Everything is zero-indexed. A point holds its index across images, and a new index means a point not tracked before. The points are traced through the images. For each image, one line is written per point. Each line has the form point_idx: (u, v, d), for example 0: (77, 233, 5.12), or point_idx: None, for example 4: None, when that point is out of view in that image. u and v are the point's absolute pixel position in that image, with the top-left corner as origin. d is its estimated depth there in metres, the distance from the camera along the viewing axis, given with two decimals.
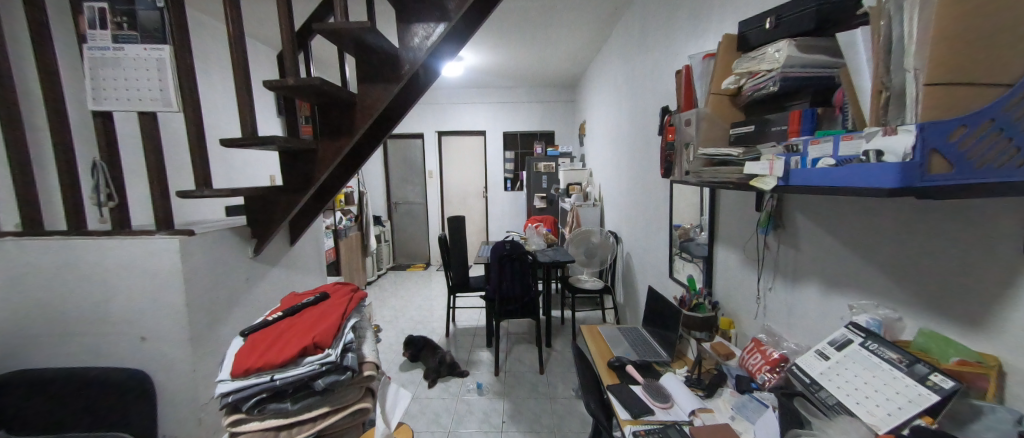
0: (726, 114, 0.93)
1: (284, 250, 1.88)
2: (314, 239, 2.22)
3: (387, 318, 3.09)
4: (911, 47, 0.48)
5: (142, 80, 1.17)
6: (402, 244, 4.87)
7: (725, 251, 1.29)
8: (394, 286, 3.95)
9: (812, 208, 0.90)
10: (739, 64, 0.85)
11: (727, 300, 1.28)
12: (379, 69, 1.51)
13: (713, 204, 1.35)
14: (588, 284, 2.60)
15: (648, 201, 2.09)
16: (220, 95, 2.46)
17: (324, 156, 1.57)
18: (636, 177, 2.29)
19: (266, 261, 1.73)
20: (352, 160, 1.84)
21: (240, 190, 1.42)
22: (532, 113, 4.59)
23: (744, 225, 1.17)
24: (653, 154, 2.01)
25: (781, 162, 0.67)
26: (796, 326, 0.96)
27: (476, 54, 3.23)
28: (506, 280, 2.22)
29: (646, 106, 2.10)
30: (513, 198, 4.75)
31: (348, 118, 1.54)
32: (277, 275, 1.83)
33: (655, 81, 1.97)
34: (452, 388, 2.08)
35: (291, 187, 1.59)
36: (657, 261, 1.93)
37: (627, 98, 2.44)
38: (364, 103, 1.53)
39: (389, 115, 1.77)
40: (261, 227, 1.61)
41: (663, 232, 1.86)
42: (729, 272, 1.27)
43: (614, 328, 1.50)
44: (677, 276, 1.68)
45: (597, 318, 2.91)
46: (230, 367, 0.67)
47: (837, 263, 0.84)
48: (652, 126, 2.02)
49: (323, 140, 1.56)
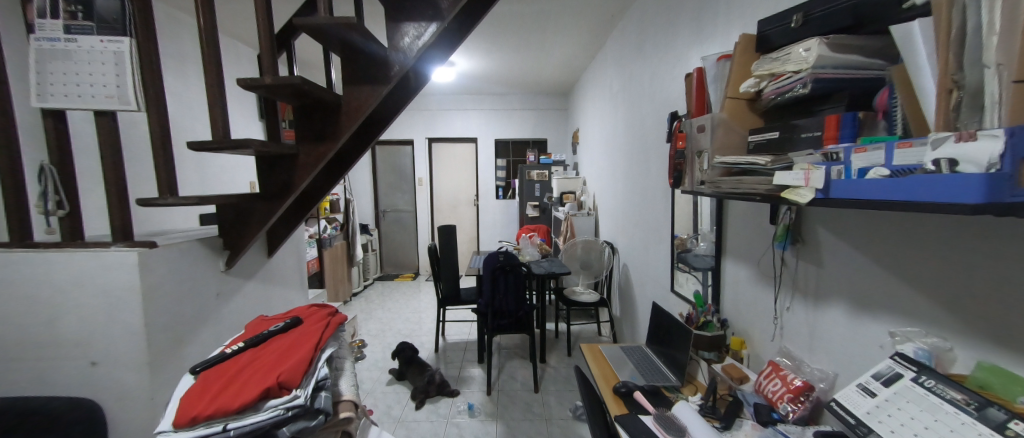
0: (744, 120, 0.86)
1: (261, 262, 1.75)
2: (295, 250, 2.09)
3: (373, 332, 2.95)
4: (992, 40, 0.41)
5: (97, 75, 1.05)
6: (390, 253, 4.73)
7: (734, 265, 1.22)
8: (381, 298, 3.79)
9: (837, 222, 0.83)
10: (760, 65, 0.79)
11: (737, 318, 1.21)
12: (367, 70, 1.42)
13: (720, 216, 1.28)
14: (584, 298, 2.51)
15: (646, 211, 2.02)
16: (197, 96, 2.32)
17: (305, 161, 1.46)
18: (633, 188, 2.22)
19: (239, 275, 1.60)
20: (335, 166, 1.72)
21: (210, 198, 1.30)
22: (524, 122, 4.53)
23: (757, 239, 1.09)
24: (650, 164, 1.95)
25: (820, 172, 0.59)
26: (820, 350, 0.89)
27: (468, 59, 3.16)
28: (499, 293, 2.11)
29: (643, 115, 2.05)
30: (505, 207, 4.64)
31: (333, 121, 1.44)
32: (252, 289, 1.69)
33: (653, 88, 1.92)
34: (442, 410, 1.95)
35: (268, 194, 1.47)
36: (658, 274, 1.85)
37: (623, 107, 2.39)
38: (350, 105, 1.43)
39: (377, 119, 1.66)
40: (236, 238, 1.50)
41: (663, 243, 1.79)
42: (738, 288, 1.20)
43: (616, 347, 1.41)
44: (680, 291, 1.60)
45: (592, 331, 2.82)
46: (172, 415, 0.55)
47: (869, 284, 0.76)
48: (650, 134, 1.96)
49: (305, 144, 1.46)
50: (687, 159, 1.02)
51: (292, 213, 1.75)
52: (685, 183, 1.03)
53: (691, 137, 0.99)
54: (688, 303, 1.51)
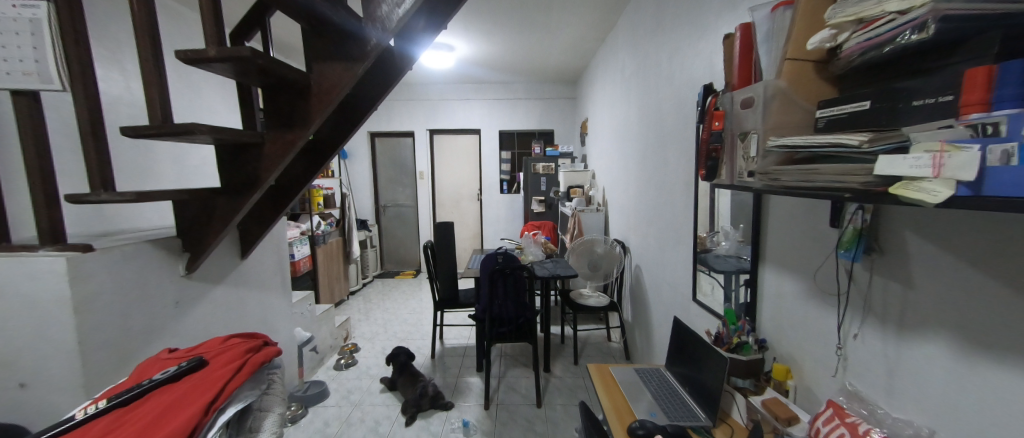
0: (810, 89, 0.64)
1: (233, 264, 1.59)
2: (277, 250, 1.92)
3: (368, 334, 2.79)
4: None
5: (12, 48, 0.89)
6: (391, 249, 4.57)
7: (776, 275, 1.01)
8: (379, 297, 3.64)
9: (941, 228, 0.61)
10: (836, 11, 0.57)
11: (779, 339, 0.99)
12: (340, 46, 1.22)
13: (758, 215, 1.06)
14: (592, 302, 2.32)
15: (662, 208, 1.80)
16: (176, 84, 2.15)
17: (272, 151, 1.27)
18: (648, 182, 1.99)
19: (203, 279, 1.44)
20: (313, 157, 1.53)
21: (158, 194, 1.12)
22: (530, 112, 4.29)
23: (811, 245, 0.87)
24: (668, 155, 1.72)
25: (972, 154, 0.38)
26: (906, 395, 0.67)
27: (467, 42, 2.94)
28: (498, 299, 1.92)
29: (660, 100, 1.82)
30: (510, 201, 4.43)
31: (302, 105, 1.25)
32: (221, 295, 1.53)
33: (672, 68, 1.68)
34: (434, 426, 1.77)
35: (230, 189, 1.30)
36: (677, 279, 1.64)
37: (637, 91, 2.16)
38: (321, 87, 1.24)
39: (359, 105, 1.46)
40: (199, 240, 1.34)
41: (683, 246, 1.57)
42: (781, 303, 0.99)
43: (629, 369, 1.22)
44: (704, 300, 1.39)
45: (601, 337, 2.62)
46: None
47: (996, 317, 0.54)
48: (667, 119, 1.73)
49: (272, 131, 1.27)
50: (730, 144, 0.78)
51: (266, 210, 1.57)
52: (729, 176, 0.79)
53: (736, 116, 0.75)
54: (716, 316, 1.29)
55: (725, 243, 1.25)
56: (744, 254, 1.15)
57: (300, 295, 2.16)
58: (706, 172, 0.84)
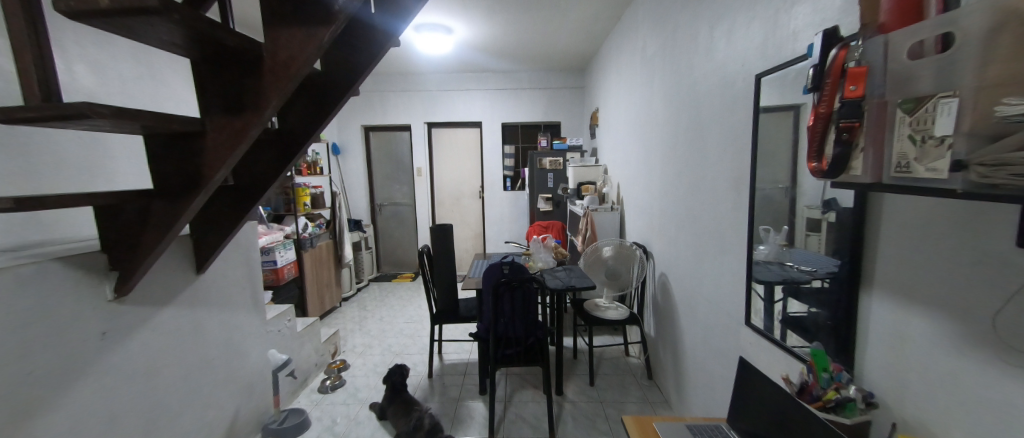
0: None
1: (186, 281, 1.33)
2: (249, 261, 1.66)
3: (360, 348, 2.53)
4: None
5: None
6: (388, 251, 4.32)
7: (897, 308, 0.73)
8: (375, 303, 3.38)
9: None
10: None
11: (905, 399, 0.71)
12: (298, 6, 0.94)
13: (859, 223, 0.78)
14: (609, 315, 2.04)
15: (697, 209, 1.52)
16: (133, 69, 1.87)
17: (215, 142, 1.00)
18: (678, 178, 1.71)
19: (143, 301, 1.18)
20: (279, 149, 1.24)
21: (60, 200, 0.84)
22: (535, 102, 4.00)
23: (977, 273, 0.59)
24: (708, 145, 1.43)
25: None
26: None
27: (467, 23, 2.65)
28: (503, 316, 1.65)
29: (696, 80, 1.51)
30: (514, 199, 4.14)
31: (253, 82, 0.98)
32: (170, 319, 1.27)
33: (713, 40, 1.39)
34: None
35: (168, 191, 1.02)
36: (720, 296, 1.36)
37: (663, 73, 1.86)
38: (277, 59, 0.96)
39: (331, 82, 1.18)
40: (128, 256, 1.06)
41: (731, 256, 1.28)
42: (907, 348, 0.71)
43: (679, 426, 0.96)
44: (760, 324, 1.14)
45: (618, 351, 2.35)
46: None
47: None
48: (706, 104, 1.44)
49: (216, 117, 0.99)
50: (882, 119, 0.50)
51: (224, 216, 1.30)
52: (877, 173, 0.52)
53: (899, 73, 0.47)
54: (797, 359, 0.98)
55: (762, 247, 1.12)
56: (787, 260, 1.03)
57: (277, 310, 1.89)
58: (826, 166, 0.56)
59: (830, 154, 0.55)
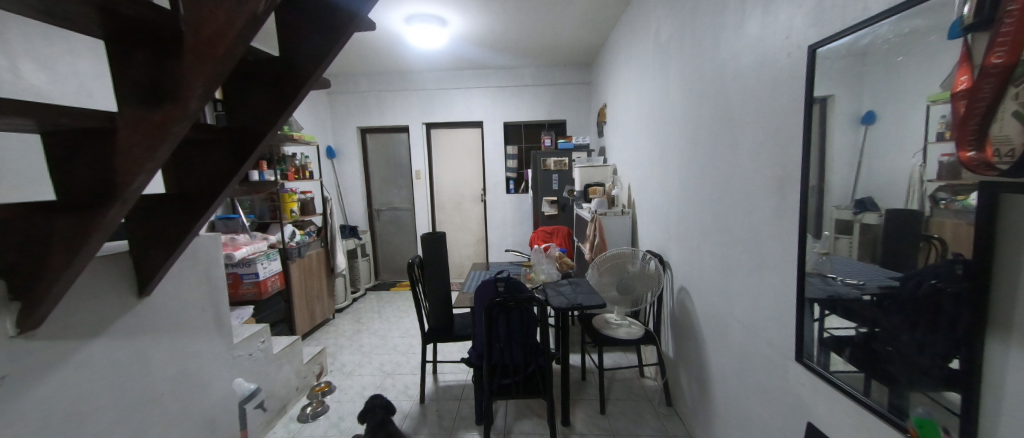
0: None
1: (124, 307, 1.14)
2: (212, 280, 1.46)
3: (348, 367, 2.33)
4: None
5: None
6: (387, 258, 4.13)
7: None
8: (370, 315, 3.19)
9: None
10: None
11: None
12: None
13: (916, 229, 0.64)
14: (621, 334, 1.80)
15: (725, 215, 1.29)
16: (92, 67, 1.70)
17: (128, 140, 0.79)
18: (700, 178, 1.47)
19: (63, 334, 0.99)
20: (229, 150, 1.03)
21: None
22: (539, 100, 3.77)
23: None
24: (739, 139, 1.20)
25: None
26: None
27: (461, 15, 2.45)
28: (499, 341, 1.42)
29: (722, 63, 1.29)
30: (517, 203, 3.92)
31: (173, 66, 0.77)
32: (104, 352, 1.08)
33: (744, 13, 1.15)
34: None
35: (77, 202, 0.82)
36: (756, 322, 1.12)
37: (681, 58, 1.63)
38: (200, 34, 0.75)
39: (286, 70, 0.97)
40: (34, 282, 0.87)
41: (773, 274, 1.04)
42: None
43: None
44: (813, 360, 0.91)
45: (631, 373, 2.11)
46: None
47: None
48: (735, 89, 1.21)
49: (128, 110, 0.79)
50: None
51: (165, 231, 1.10)
52: None
53: None
54: (895, 426, 0.73)
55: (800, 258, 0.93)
56: (829, 271, 0.85)
57: (249, 331, 1.70)
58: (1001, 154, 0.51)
59: (1018, 131, 0.49)
